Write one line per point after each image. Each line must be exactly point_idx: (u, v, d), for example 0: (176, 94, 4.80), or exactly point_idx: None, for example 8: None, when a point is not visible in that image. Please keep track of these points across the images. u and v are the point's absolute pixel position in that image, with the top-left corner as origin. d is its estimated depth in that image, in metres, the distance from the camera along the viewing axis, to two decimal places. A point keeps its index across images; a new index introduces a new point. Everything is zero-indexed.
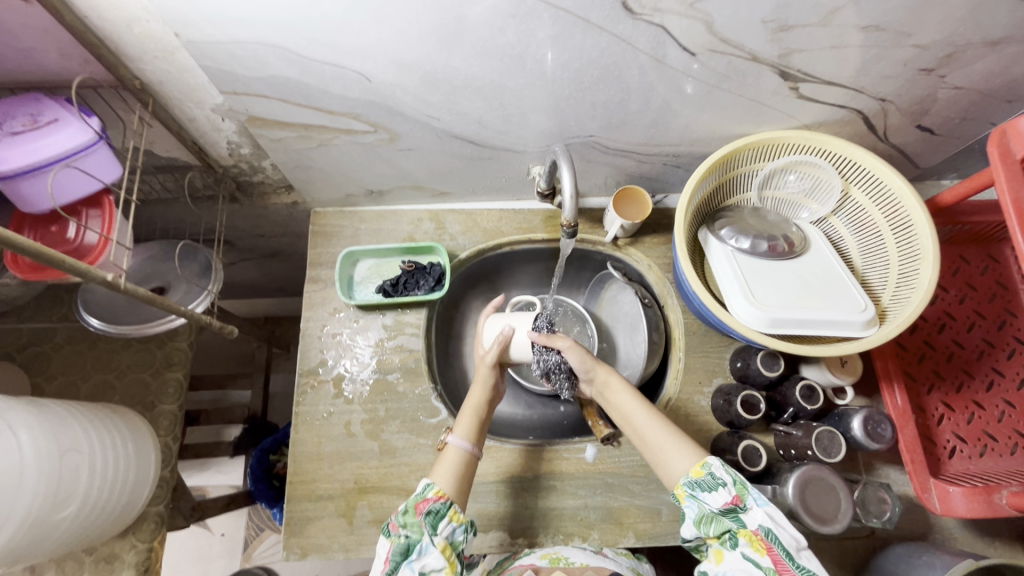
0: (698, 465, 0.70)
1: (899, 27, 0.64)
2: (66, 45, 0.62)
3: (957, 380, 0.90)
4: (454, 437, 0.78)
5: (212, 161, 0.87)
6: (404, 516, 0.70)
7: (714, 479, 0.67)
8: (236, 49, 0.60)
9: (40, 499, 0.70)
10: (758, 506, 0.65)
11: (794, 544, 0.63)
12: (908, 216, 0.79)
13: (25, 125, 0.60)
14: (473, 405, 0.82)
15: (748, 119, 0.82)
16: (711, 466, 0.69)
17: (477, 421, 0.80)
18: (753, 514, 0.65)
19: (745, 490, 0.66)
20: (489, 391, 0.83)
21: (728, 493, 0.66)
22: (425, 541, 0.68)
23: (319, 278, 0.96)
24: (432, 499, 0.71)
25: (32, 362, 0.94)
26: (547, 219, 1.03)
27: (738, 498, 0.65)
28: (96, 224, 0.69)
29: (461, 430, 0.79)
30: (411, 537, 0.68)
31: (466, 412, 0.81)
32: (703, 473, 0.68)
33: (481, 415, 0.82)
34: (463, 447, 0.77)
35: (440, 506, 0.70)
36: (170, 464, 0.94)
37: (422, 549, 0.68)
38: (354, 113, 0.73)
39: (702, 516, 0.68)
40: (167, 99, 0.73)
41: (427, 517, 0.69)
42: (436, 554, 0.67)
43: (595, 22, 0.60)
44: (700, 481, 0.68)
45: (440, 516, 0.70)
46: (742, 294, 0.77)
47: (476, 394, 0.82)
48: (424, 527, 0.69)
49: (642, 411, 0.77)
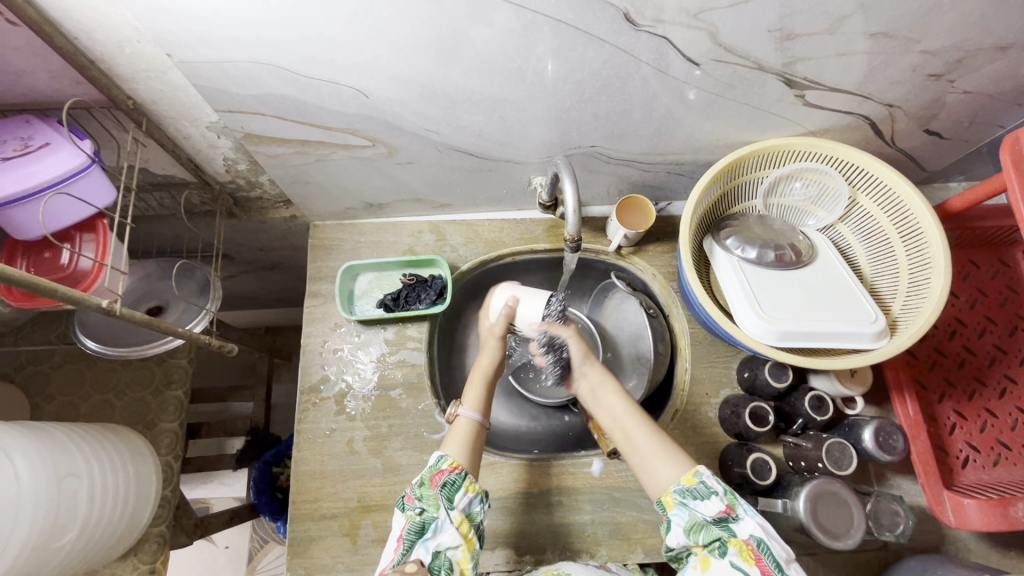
0: (689, 473, 0.67)
1: (909, 33, 0.63)
2: (57, 66, 0.61)
3: (969, 388, 0.89)
4: (465, 409, 0.78)
5: (209, 178, 0.86)
6: (421, 489, 0.69)
7: (707, 488, 0.65)
8: (230, 68, 0.59)
9: (39, 527, 0.69)
10: (749, 515, 0.63)
11: (783, 556, 0.61)
12: (918, 225, 0.78)
13: (17, 150, 0.60)
14: (480, 376, 0.81)
15: (752, 127, 0.80)
16: (702, 474, 0.67)
17: (486, 391, 0.80)
18: (743, 524, 0.63)
19: (735, 500, 0.65)
20: (496, 362, 0.82)
21: (720, 502, 0.64)
22: (440, 517, 0.66)
23: (320, 293, 0.95)
24: (446, 471, 0.70)
25: (31, 382, 0.93)
26: (549, 228, 1.02)
27: (729, 508, 0.64)
28: (91, 249, 0.68)
29: (471, 402, 0.79)
30: (427, 512, 0.67)
31: (473, 383, 0.81)
32: (696, 481, 0.66)
33: (490, 386, 0.81)
34: (474, 418, 0.77)
35: (455, 477, 0.70)
36: (172, 483, 0.93)
37: (437, 527, 0.65)
38: (352, 128, 0.72)
39: (693, 525, 0.64)
40: (160, 118, 0.71)
41: (442, 489, 0.68)
42: (452, 530, 0.66)
43: (597, 34, 0.59)
44: (692, 489, 0.66)
45: (456, 487, 0.69)
46: (749, 307, 0.76)
47: (484, 364, 0.82)
48: (441, 500, 0.67)
49: (629, 414, 0.75)
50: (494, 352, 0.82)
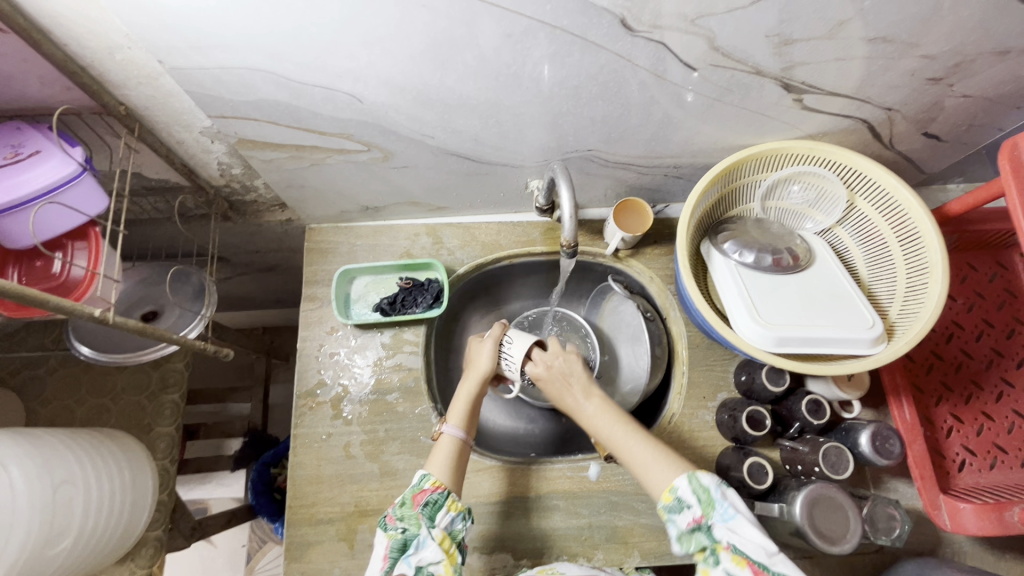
0: (665, 490, 0.68)
1: (907, 38, 0.62)
2: (47, 73, 0.60)
3: (966, 391, 0.89)
4: (448, 427, 0.78)
5: (203, 182, 0.86)
6: (401, 509, 0.70)
7: (680, 503, 0.66)
8: (222, 74, 0.58)
9: (35, 535, 0.68)
10: (723, 521, 0.63)
11: (765, 553, 0.61)
12: (915, 229, 0.78)
13: (7, 157, 0.59)
14: (464, 397, 0.82)
15: (750, 131, 0.80)
16: (676, 489, 0.67)
17: (469, 410, 0.80)
18: (719, 531, 0.63)
19: (710, 508, 0.64)
20: (479, 386, 0.82)
21: (692, 515, 0.65)
22: (421, 534, 0.67)
23: (316, 297, 0.95)
24: (429, 490, 0.71)
25: (26, 387, 0.93)
26: (546, 231, 1.01)
27: (703, 519, 0.64)
28: (83, 257, 0.67)
29: (454, 419, 0.79)
30: (409, 531, 0.68)
31: (459, 402, 0.81)
32: (670, 498, 0.67)
33: (474, 407, 0.82)
34: (457, 437, 0.77)
35: (437, 497, 0.70)
36: (169, 487, 0.93)
37: (419, 543, 0.66)
38: (346, 133, 0.71)
39: (678, 540, 0.66)
40: (153, 123, 0.71)
41: (424, 508, 0.69)
42: (434, 547, 0.66)
43: (594, 40, 0.59)
44: (669, 506, 0.67)
45: (438, 506, 0.70)
46: (747, 312, 0.76)
47: (467, 387, 0.82)
48: (422, 518, 0.68)
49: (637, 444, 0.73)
50: (486, 366, 0.83)
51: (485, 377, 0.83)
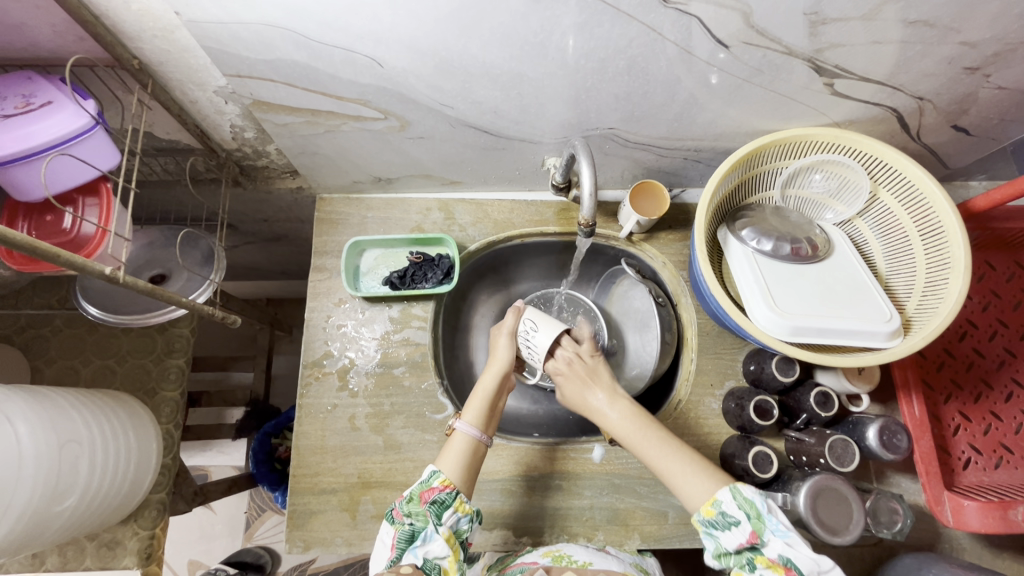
0: (708, 503, 0.66)
1: (949, 23, 0.60)
2: (60, 21, 0.59)
3: (976, 390, 0.89)
4: (462, 424, 0.76)
5: (214, 145, 0.84)
6: (410, 505, 0.69)
7: (726, 519, 0.64)
8: (240, 31, 0.56)
9: (40, 491, 0.69)
10: (776, 538, 0.62)
11: (816, 568, 0.59)
12: (938, 223, 0.76)
13: (17, 107, 0.58)
14: (482, 393, 0.79)
15: (776, 115, 0.78)
16: (720, 503, 0.65)
17: (486, 407, 0.78)
18: (771, 546, 0.62)
19: (760, 524, 0.63)
20: (500, 379, 0.81)
21: (743, 532, 0.63)
22: (429, 528, 0.67)
23: (324, 268, 0.94)
24: (437, 488, 0.70)
25: (31, 345, 0.92)
26: (560, 211, 1.00)
27: (754, 535, 0.62)
28: (93, 214, 0.67)
29: (470, 416, 0.77)
30: (416, 524, 0.67)
31: (477, 398, 0.79)
32: (715, 513, 0.65)
33: (492, 403, 0.80)
34: (474, 435, 0.76)
35: (445, 496, 0.69)
36: (172, 452, 0.93)
37: (426, 536, 0.66)
38: (363, 99, 0.69)
39: (720, 551, 0.65)
40: (167, 80, 0.69)
41: (432, 505, 0.68)
42: (440, 541, 0.66)
43: (625, 10, 0.56)
44: (713, 520, 0.65)
45: (445, 506, 0.68)
46: (763, 300, 0.75)
47: (487, 382, 0.80)
48: (429, 515, 0.68)
49: (673, 459, 0.71)
50: (509, 360, 0.82)
51: (507, 370, 0.81)
